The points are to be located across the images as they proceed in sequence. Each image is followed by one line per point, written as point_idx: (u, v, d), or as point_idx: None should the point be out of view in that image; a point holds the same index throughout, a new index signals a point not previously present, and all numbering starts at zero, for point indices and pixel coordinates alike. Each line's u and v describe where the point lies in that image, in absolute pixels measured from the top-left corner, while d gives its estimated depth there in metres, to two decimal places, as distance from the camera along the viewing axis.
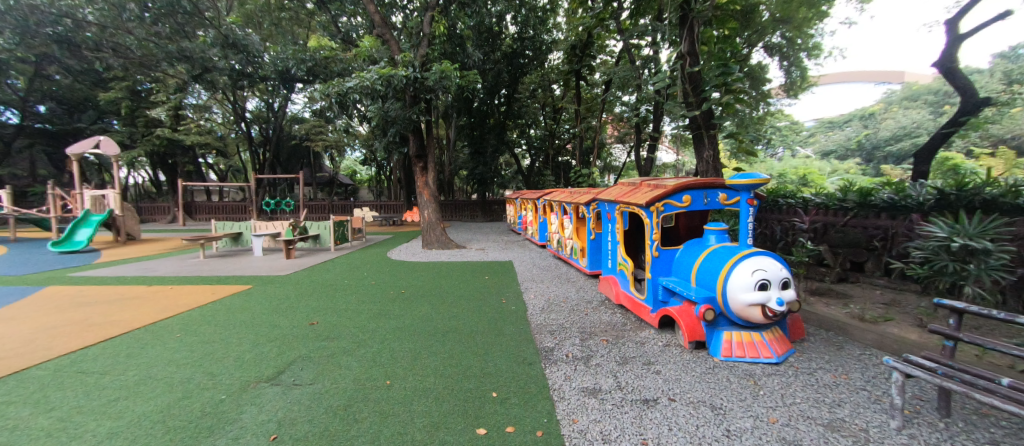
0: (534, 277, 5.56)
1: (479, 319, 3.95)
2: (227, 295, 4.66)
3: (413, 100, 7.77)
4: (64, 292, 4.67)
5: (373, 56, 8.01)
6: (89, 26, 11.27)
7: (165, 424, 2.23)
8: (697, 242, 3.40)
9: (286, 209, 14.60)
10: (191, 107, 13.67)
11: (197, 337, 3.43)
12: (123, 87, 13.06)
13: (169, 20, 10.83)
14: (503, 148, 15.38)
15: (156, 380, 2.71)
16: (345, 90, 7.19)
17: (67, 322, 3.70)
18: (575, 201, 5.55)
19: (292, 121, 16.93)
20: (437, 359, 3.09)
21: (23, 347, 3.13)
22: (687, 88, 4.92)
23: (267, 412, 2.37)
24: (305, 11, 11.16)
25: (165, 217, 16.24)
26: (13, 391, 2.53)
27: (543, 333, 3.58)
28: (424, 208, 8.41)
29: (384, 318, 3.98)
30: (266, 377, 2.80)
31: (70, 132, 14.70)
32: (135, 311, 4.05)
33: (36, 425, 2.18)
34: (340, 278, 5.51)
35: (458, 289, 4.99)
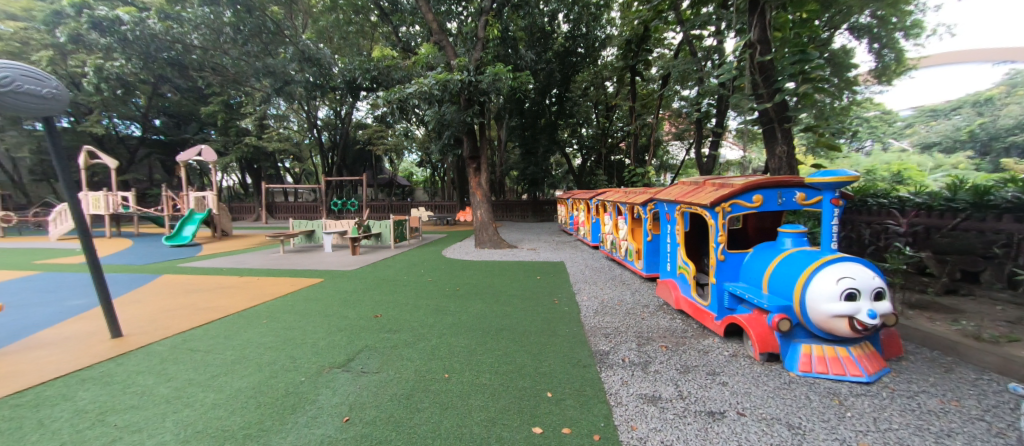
0: (587, 279, 5.48)
1: (533, 319, 3.97)
2: (303, 286, 5.12)
3: (468, 104, 8.00)
4: (175, 280, 5.43)
5: (430, 62, 8.34)
6: (195, 50, 12.65)
7: (257, 399, 2.53)
8: (769, 245, 3.14)
9: (351, 208, 15.75)
10: (273, 117, 15.26)
11: (281, 324, 3.83)
12: (219, 102, 14.87)
13: (256, 40, 11.82)
14: (554, 148, 15.33)
15: (248, 360, 3.07)
16: (405, 96, 7.57)
17: (179, 306, 4.30)
18: (630, 201, 5.37)
19: (356, 127, 18.23)
20: (492, 356, 3.15)
21: (147, 325, 3.70)
22: (757, 79, 4.58)
23: (340, 396, 2.58)
24: (369, 22, 11.90)
25: (251, 215, 18.23)
26: (142, 361, 3.00)
27: (597, 336, 3.50)
28: (477, 209, 8.61)
29: (440, 314, 4.13)
30: (338, 363, 3.05)
31: (178, 142, 17.00)
32: (229, 298, 4.59)
33: (159, 393, 2.57)
34: (400, 275, 5.82)
35: (512, 288, 5.05)
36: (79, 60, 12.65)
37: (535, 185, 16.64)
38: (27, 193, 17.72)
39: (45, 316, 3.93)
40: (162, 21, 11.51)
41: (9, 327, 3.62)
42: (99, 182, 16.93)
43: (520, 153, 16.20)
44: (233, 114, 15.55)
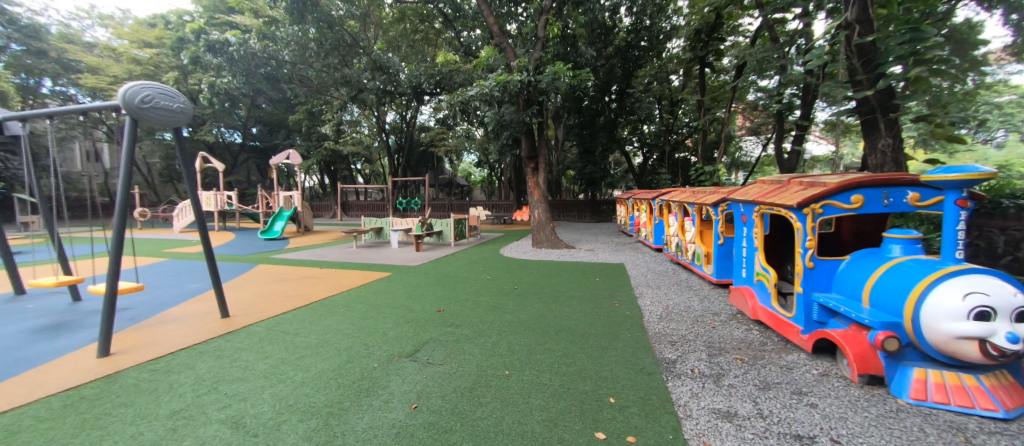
0: (650, 282, 5.25)
1: (594, 321, 3.88)
2: (373, 279, 5.52)
3: (527, 104, 8.05)
4: (268, 269, 6.14)
5: (491, 64, 8.51)
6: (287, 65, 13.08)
7: (336, 381, 2.77)
8: (871, 252, 2.76)
9: (415, 207, 16.61)
10: (348, 123, 16.62)
11: (356, 313, 4.16)
12: (304, 111, 16.56)
13: (336, 53, 12.65)
14: (614, 146, 14.94)
15: (329, 344, 3.38)
16: (467, 98, 7.82)
17: (271, 292, 4.85)
18: (698, 202, 5.05)
19: (420, 129, 19.25)
20: (552, 356, 3.14)
21: (246, 308, 4.22)
22: (855, 63, 4.07)
23: (408, 383, 2.73)
24: (434, 30, 12.43)
25: (328, 213, 20.06)
26: (244, 339, 3.43)
27: (662, 343, 3.33)
28: (534, 208, 8.63)
29: (499, 311, 4.21)
30: (406, 353, 3.23)
31: (270, 147, 19.24)
32: (311, 287, 5.09)
33: (258, 368, 2.93)
34: (461, 271, 6.01)
35: (571, 289, 4.99)
36: (196, 79, 14.79)
37: (593, 184, 16.30)
38: (158, 192, 21.26)
39: (171, 296, 4.65)
40: (262, 41, 12.09)
41: (147, 303, 4.35)
42: (210, 182, 19.73)
43: (577, 152, 15.97)
44: (314, 121, 17.23)
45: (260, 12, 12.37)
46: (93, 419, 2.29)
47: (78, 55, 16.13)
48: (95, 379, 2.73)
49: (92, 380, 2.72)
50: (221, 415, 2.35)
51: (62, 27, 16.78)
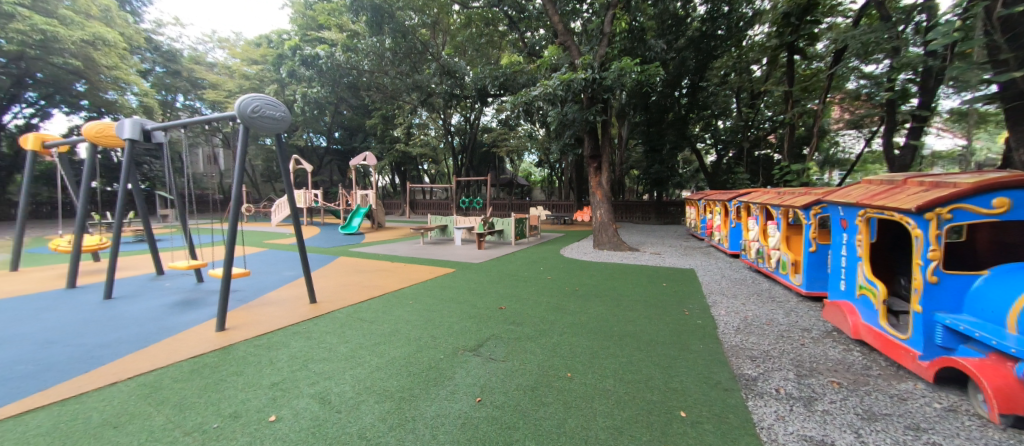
0: (724, 290, 4.86)
1: (661, 329, 3.67)
2: (439, 274, 5.78)
3: (592, 102, 7.91)
4: (347, 261, 6.75)
5: (555, 64, 8.49)
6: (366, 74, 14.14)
7: (407, 368, 2.95)
8: (1020, 267, 2.27)
9: (477, 206, 17.12)
10: (418, 126, 17.66)
11: (423, 305, 4.40)
12: (379, 116, 17.93)
13: (408, 60, 13.38)
14: (684, 143, 14.19)
15: (400, 333, 3.61)
16: (531, 99, 7.89)
17: (350, 282, 5.31)
18: (784, 204, 4.56)
19: (483, 131, 19.80)
20: (617, 362, 3.03)
21: (330, 296, 4.67)
22: (998, 40, 3.38)
23: (472, 377, 2.82)
24: (499, 33, 12.66)
25: (398, 210, 21.52)
26: (329, 324, 3.80)
27: (740, 358, 3.05)
28: (596, 209, 8.43)
29: (560, 312, 4.18)
30: (470, 347, 3.34)
31: (350, 150, 21.12)
32: (384, 279, 5.48)
33: (340, 351, 3.22)
34: (521, 270, 6.07)
35: (636, 293, 4.78)
36: (292, 90, 16.70)
37: (660, 184, 15.48)
38: (260, 190, 24.45)
39: (269, 282, 5.29)
40: (346, 53, 13.16)
41: (251, 287, 5.00)
42: (300, 182, 22.23)
43: (643, 151, 15.29)
44: (388, 125, 18.59)
45: (345, 27, 13.56)
46: (212, 382, 2.70)
47: (202, 74, 19.08)
48: (213, 350, 3.20)
49: (211, 351, 3.19)
50: (310, 390, 2.63)
51: (192, 51, 20.04)
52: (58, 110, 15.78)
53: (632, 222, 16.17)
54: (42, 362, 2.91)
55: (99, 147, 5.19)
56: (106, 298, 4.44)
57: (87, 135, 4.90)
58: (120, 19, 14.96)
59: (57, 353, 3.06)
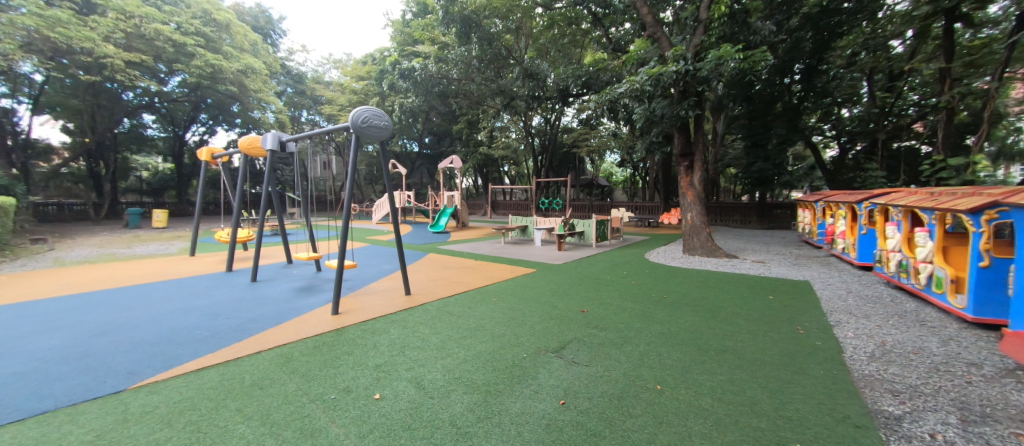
0: (852, 309, 4.12)
1: (768, 347, 3.25)
2: (520, 274, 5.89)
3: (684, 95, 7.40)
4: (437, 258, 7.25)
5: (642, 58, 8.09)
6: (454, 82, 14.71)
7: (491, 364, 3.05)
8: None
9: (557, 207, 17.10)
10: (500, 129, 18.29)
11: (506, 304, 4.51)
12: (465, 121, 18.98)
13: (493, 65, 13.85)
14: (796, 137, 12.46)
15: (484, 329, 3.75)
16: (616, 96, 7.63)
17: (439, 278, 5.70)
18: (939, 208, 3.73)
19: (563, 131, 19.75)
20: (714, 379, 2.76)
21: (422, 289, 5.06)
22: None
23: (555, 378, 2.81)
24: (583, 31, 12.49)
25: (480, 211, 22.58)
26: (421, 316, 4.11)
27: (877, 391, 2.55)
28: (687, 211, 7.83)
29: (648, 319, 3.95)
30: (552, 349, 3.33)
31: (439, 154, 22.76)
32: (470, 277, 5.76)
33: (431, 342, 3.46)
34: (604, 274, 5.88)
35: (735, 306, 4.31)
36: (390, 101, 18.53)
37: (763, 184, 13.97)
38: (363, 192, 27.63)
39: (372, 274, 5.92)
40: (437, 64, 14.14)
41: (358, 277, 5.65)
42: (395, 184, 24.57)
43: (743, 146, 13.78)
44: (473, 130, 19.59)
45: (436, 40, 14.60)
46: (329, 359, 3.11)
47: (321, 91, 22.17)
48: (329, 330, 3.69)
49: (327, 331, 3.68)
50: (407, 375, 2.87)
51: (314, 72, 23.48)
52: (222, 128, 19.74)
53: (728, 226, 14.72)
54: (210, 331, 3.63)
55: (250, 157, 6.35)
56: (253, 281, 5.42)
57: (241, 147, 6.03)
58: (265, 50, 18.15)
59: (220, 324, 3.82)
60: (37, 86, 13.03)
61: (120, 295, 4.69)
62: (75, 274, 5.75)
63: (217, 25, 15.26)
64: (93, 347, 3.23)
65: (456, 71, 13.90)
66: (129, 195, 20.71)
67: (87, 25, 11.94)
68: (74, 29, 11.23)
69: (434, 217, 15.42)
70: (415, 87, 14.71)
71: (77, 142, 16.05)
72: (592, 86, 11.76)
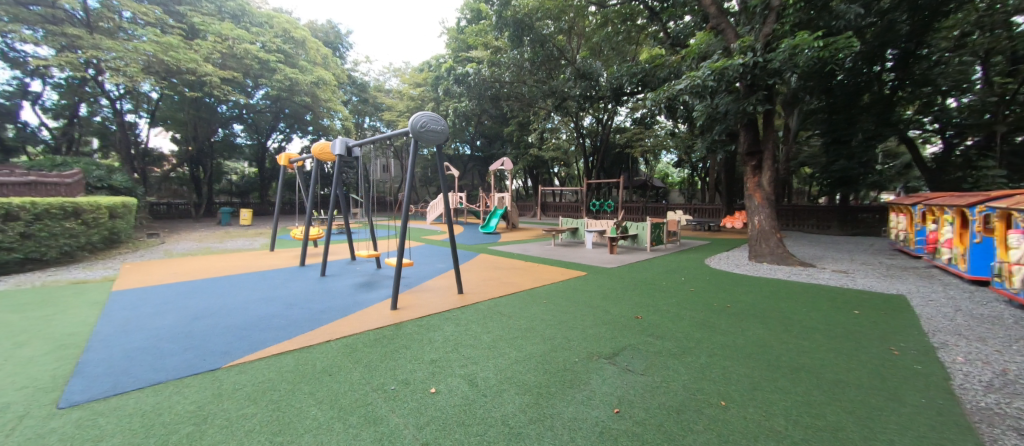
0: (961, 330, 3.55)
1: (854, 368, 2.90)
2: (571, 276, 5.82)
3: (752, 89, 6.90)
4: (488, 258, 7.39)
5: (703, 52, 7.65)
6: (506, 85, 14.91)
7: (543, 366, 3.04)
8: None
9: (608, 209, 16.67)
10: (550, 130, 18.24)
11: (556, 306, 4.47)
12: (515, 124, 19.19)
13: (544, 66, 13.83)
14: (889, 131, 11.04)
15: (535, 331, 3.75)
16: (675, 93, 7.28)
17: (491, 278, 5.80)
18: None
19: (616, 131, 19.24)
20: (788, 399, 2.51)
21: (474, 289, 5.18)
22: None
23: (609, 385, 2.74)
24: (638, 27, 12.07)
25: (530, 213, 22.71)
26: (473, 315, 4.21)
27: (997, 428, 2.17)
28: (753, 214, 7.27)
29: (710, 329, 3.71)
30: (605, 355, 3.25)
31: (490, 156, 23.24)
32: (521, 278, 5.79)
33: (482, 341, 3.52)
34: (659, 279, 5.62)
35: (812, 319, 3.91)
36: (445, 106, 19.27)
37: (847, 185, 12.59)
38: (418, 193, 28.95)
39: (427, 272, 6.19)
40: (490, 68, 14.42)
41: (414, 275, 5.93)
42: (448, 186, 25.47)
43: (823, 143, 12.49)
44: (523, 131, 19.75)
45: (489, 44, 14.93)
46: (388, 352, 3.29)
47: (382, 99, 23.58)
48: (388, 324, 3.91)
49: (387, 325, 3.90)
50: (460, 371, 2.96)
51: (376, 81, 25.07)
52: (297, 135, 21.74)
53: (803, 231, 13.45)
54: (287, 319, 4.01)
55: (321, 162, 6.92)
56: (322, 275, 5.90)
57: (314, 153, 6.61)
58: (334, 63, 19.70)
59: (295, 313, 4.20)
60: (153, 103, 15.25)
61: (215, 284, 5.34)
62: (181, 265, 6.66)
63: (295, 42, 16.90)
64: (195, 329, 3.71)
65: (508, 74, 14.08)
66: (221, 196, 23.52)
67: (192, 48, 13.68)
68: (182, 52, 13.01)
69: (484, 218, 15.75)
70: (468, 91, 14.88)
71: (183, 150, 18.53)
72: (648, 84, 11.16)
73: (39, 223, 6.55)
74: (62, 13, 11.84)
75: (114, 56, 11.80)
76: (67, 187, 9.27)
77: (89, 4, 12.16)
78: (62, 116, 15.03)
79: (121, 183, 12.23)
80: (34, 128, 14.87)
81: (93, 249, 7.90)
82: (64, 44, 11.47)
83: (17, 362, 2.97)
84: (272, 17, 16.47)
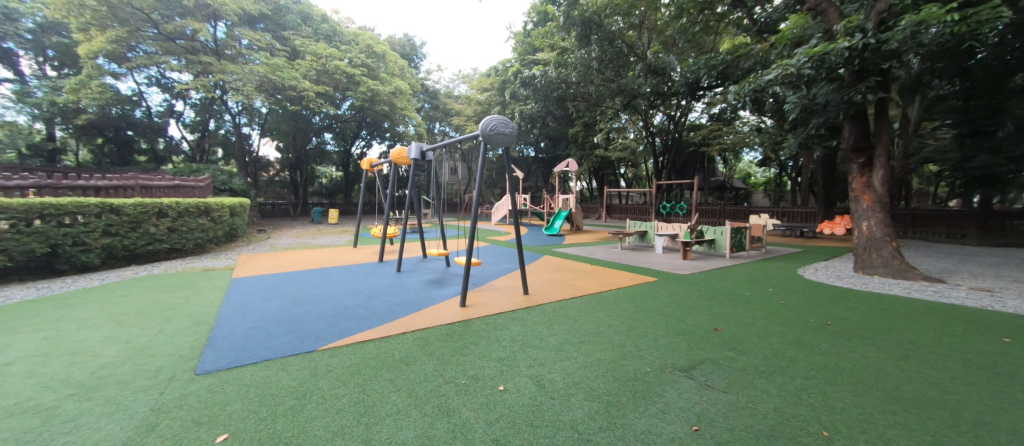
0: None
1: (1004, 408, 2.37)
2: (640, 282, 5.56)
3: (861, 75, 6.03)
4: (552, 260, 7.37)
5: (798, 36, 6.88)
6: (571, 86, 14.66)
7: (612, 374, 2.94)
8: None
9: (680, 212, 15.71)
10: (616, 130, 17.73)
11: (626, 313, 4.29)
12: (581, 124, 18.92)
13: (612, 65, 13.27)
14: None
15: (603, 337, 3.64)
16: (763, 85, 6.65)
17: (556, 280, 5.77)
18: None
19: (690, 128, 18.07)
20: (911, 437, 2.13)
21: (540, 290, 5.19)
22: None
23: (686, 400, 2.56)
24: (718, 15, 11.20)
25: (595, 214, 22.26)
26: (539, 316, 4.23)
27: None
28: (861, 219, 6.34)
29: (805, 349, 3.30)
30: (680, 367, 3.04)
31: (555, 157, 23.25)
32: (587, 281, 5.68)
33: (549, 343, 3.50)
34: (742, 289, 5.12)
35: (943, 345, 3.28)
36: (510, 109, 19.65)
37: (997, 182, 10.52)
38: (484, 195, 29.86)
39: (493, 272, 6.35)
40: (557, 69, 14.18)
41: (481, 274, 6.12)
42: None
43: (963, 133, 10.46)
44: (589, 132, 19.43)
45: (556, 45, 14.94)
46: (459, 347, 3.42)
47: (451, 105, 24.80)
48: (457, 320, 4.08)
49: (456, 321, 4.08)
50: (528, 372, 2.98)
51: (446, 88, 26.41)
52: (376, 141, 23.69)
53: (931, 240, 11.42)
54: (370, 311, 4.38)
55: (398, 166, 7.46)
56: (398, 271, 6.36)
57: (391, 158, 7.12)
58: (410, 73, 21.10)
59: (376, 305, 4.58)
60: (263, 117, 17.71)
61: (310, 276, 6.04)
62: (284, 257, 7.64)
63: (376, 56, 18.46)
64: (295, 314, 4.22)
65: (574, 75, 13.91)
66: (314, 197, 26.52)
67: (294, 67, 15.53)
68: (286, 71, 14.88)
69: (548, 219, 15.76)
70: (533, 94, 14.75)
71: (286, 157, 21.24)
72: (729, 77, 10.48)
73: (181, 220, 7.94)
74: (199, 45, 14.31)
75: (235, 78, 13.98)
76: (200, 190, 11.12)
77: (218, 35, 14.48)
78: (197, 130, 18.09)
79: (239, 186, 14.37)
80: (178, 140, 18.14)
81: (218, 242, 9.39)
82: (200, 70, 13.84)
83: (167, 333, 3.63)
84: (358, 35, 18.14)
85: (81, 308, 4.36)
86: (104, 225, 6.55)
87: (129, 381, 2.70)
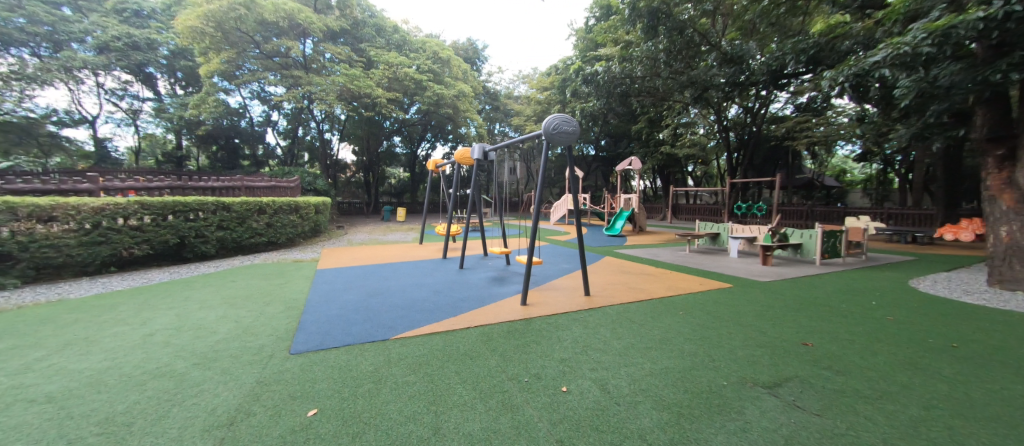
0: None
1: None
2: (712, 288, 5.17)
3: (1001, 52, 5.06)
4: (614, 262, 7.14)
5: (915, 8, 5.93)
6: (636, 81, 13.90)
7: (683, 384, 2.77)
8: None
9: (758, 213, 14.37)
10: (684, 125, 16.70)
11: (696, 320, 4.03)
12: (645, 120, 18.12)
13: (682, 55, 12.34)
14: None
15: (672, 344, 3.45)
16: (866, 67, 5.87)
17: (618, 282, 5.58)
18: None
19: (771, 121, 16.44)
20: None
21: (602, 292, 5.06)
22: None
23: (771, 420, 2.33)
24: None
25: (659, 215, 21.18)
26: (602, 318, 4.12)
27: None
28: (999, 225, 5.32)
29: (921, 373, 2.83)
30: (763, 383, 2.78)
31: (616, 156, 22.59)
32: (652, 285, 5.42)
33: (613, 347, 3.39)
34: (837, 301, 4.54)
35: None
36: (570, 108, 19.39)
37: None
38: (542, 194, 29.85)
39: (553, 272, 6.33)
40: (622, 63, 13.25)
41: (541, 274, 6.12)
42: None
43: None
44: (654, 128, 18.55)
45: (619, 40, 14.47)
46: (521, 345, 3.46)
47: (511, 105, 25.24)
48: (519, 318, 4.13)
49: (518, 319, 4.12)
50: (592, 375, 2.92)
51: (507, 89, 26.85)
52: (440, 143, 24.83)
53: None
54: (436, 305, 4.60)
55: (461, 166, 7.73)
56: (461, 268, 6.60)
57: (455, 159, 7.40)
58: (472, 76, 21.75)
59: (441, 300, 4.79)
60: (343, 124, 19.40)
61: (382, 269, 6.50)
62: (359, 252, 8.31)
63: (442, 61, 19.37)
64: (370, 305, 4.56)
65: (640, 69, 13.06)
66: (384, 196, 28.51)
67: (369, 77, 16.77)
68: (363, 80, 16.11)
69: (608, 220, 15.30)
70: (595, 91, 14.15)
71: (361, 160, 23.09)
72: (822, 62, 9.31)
73: (277, 216, 9.03)
74: (291, 61, 16.18)
75: (320, 89, 15.53)
76: (292, 190, 12.52)
77: (306, 51, 16.17)
78: (288, 137, 20.36)
79: (322, 186, 15.94)
80: (273, 146, 20.60)
81: (305, 237, 10.49)
82: (292, 83, 15.65)
83: (267, 316, 4.13)
84: (425, 43, 19.13)
85: (203, 291, 5.13)
86: (219, 220, 7.66)
87: (239, 356, 3.12)
